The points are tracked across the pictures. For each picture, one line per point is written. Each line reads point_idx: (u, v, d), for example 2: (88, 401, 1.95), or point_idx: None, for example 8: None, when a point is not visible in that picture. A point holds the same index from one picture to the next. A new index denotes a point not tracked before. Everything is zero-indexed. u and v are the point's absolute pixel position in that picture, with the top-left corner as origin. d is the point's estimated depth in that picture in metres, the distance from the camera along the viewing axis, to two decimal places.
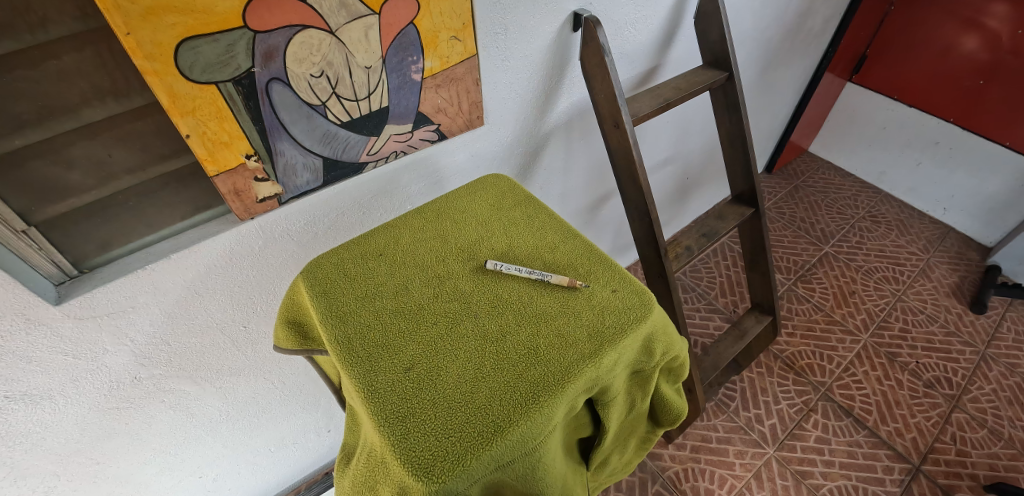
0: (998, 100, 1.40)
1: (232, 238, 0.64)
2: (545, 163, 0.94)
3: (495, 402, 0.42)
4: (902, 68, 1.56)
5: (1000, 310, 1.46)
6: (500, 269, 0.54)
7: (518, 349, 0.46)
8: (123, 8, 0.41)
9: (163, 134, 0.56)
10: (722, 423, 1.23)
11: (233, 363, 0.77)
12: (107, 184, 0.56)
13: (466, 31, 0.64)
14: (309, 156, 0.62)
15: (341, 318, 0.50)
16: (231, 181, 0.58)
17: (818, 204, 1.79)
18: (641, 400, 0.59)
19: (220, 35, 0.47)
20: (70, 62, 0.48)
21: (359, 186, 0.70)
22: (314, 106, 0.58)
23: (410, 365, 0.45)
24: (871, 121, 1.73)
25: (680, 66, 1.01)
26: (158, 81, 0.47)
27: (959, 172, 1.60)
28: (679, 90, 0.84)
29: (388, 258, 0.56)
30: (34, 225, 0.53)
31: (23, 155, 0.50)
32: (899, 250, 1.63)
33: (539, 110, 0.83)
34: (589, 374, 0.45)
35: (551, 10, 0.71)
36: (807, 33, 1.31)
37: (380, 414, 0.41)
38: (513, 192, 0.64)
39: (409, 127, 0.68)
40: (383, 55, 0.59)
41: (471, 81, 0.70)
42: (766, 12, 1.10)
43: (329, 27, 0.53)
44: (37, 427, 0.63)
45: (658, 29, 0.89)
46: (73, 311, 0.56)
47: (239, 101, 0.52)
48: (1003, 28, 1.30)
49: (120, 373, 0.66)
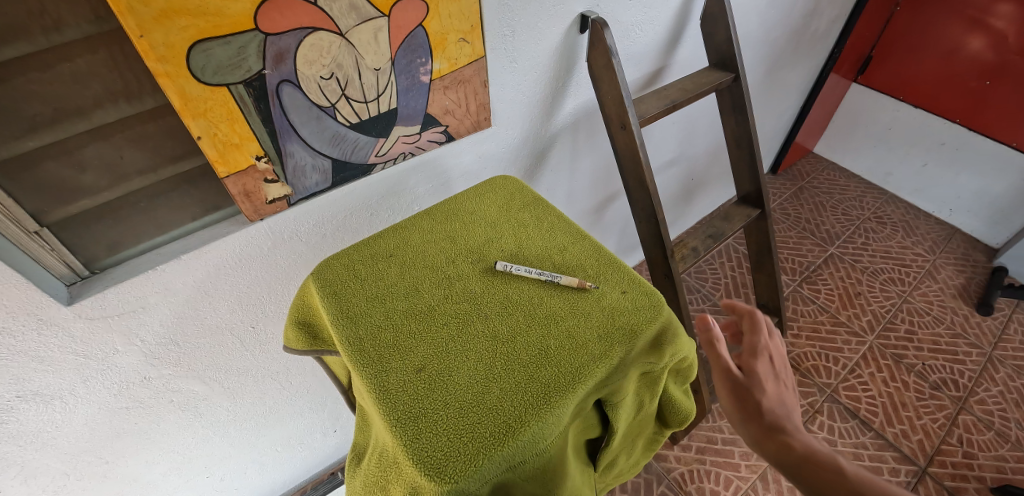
0: (1004, 100, 1.39)
1: (242, 239, 0.64)
2: (552, 164, 0.94)
3: (506, 403, 0.42)
4: (908, 69, 1.56)
5: (1006, 312, 1.46)
6: (510, 271, 0.54)
7: (528, 350, 0.47)
8: (136, 10, 0.42)
9: (174, 135, 0.57)
10: (727, 424, 1.23)
11: (242, 363, 0.77)
12: (118, 185, 0.57)
13: (474, 33, 0.64)
14: (318, 158, 0.62)
15: (352, 319, 0.50)
16: (241, 182, 0.58)
17: (823, 204, 1.78)
18: (649, 401, 0.59)
19: (231, 38, 0.48)
20: (83, 65, 0.48)
21: (368, 188, 0.71)
22: (324, 108, 0.58)
23: (421, 365, 0.45)
24: (876, 121, 1.73)
25: (687, 67, 1.01)
26: (170, 83, 0.47)
27: (965, 173, 1.59)
28: (685, 91, 0.84)
29: (398, 259, 0.56)
30: (47, 225, 0.53)
31: (36, 158, 0.51)
32: (905, 251, 1.62)
33: (546, 111, 0.83)
34: (600, 375, 0.45)
35: (559, 12, 0.71)
36: (813, 33, 1.31)
37: (392, 414, 0.42)
38: (522, 193, 0.65)
39: (418, 128, 0.69)
40: (391, 57, 0.59)
41: (479, 83, 0.70)
42: (772, 13, 1.10)
43: (339, 29, 0.53)
44: (48, 427, 0.64)
45: (665, 30, 0.89)
46: (84, 311, 0.57)
47: (249, 103, 0.53)
48: (1009, 28, 1.29)
49: (130, 372, 0.66)
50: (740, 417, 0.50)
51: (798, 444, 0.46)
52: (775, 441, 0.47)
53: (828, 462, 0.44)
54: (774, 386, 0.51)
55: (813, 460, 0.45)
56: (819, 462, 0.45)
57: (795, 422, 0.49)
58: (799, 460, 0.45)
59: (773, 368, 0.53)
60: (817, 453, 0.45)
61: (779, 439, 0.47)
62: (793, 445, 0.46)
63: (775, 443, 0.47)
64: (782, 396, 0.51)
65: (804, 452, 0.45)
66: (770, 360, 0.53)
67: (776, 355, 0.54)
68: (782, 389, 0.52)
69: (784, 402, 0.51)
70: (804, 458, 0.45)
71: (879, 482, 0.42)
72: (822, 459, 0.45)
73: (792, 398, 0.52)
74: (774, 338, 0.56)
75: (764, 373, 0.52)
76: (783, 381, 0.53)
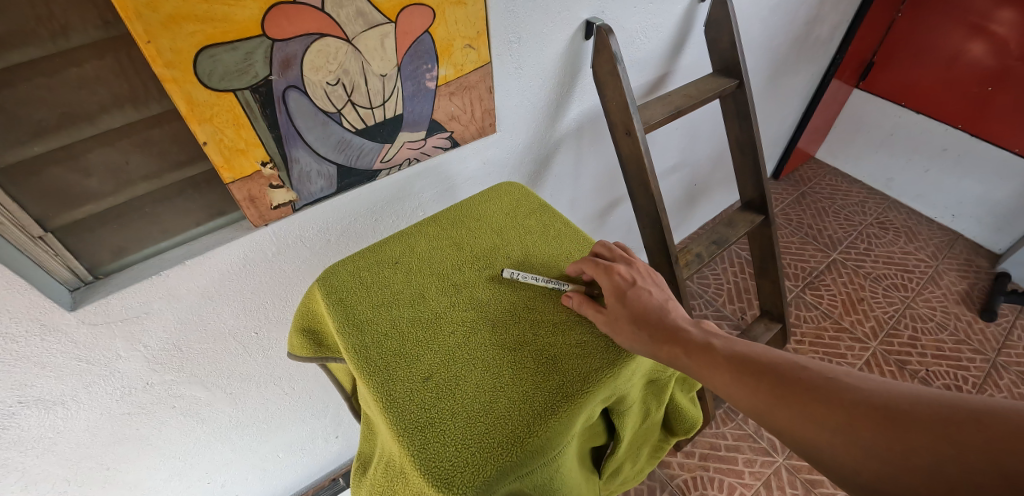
0: (1007, 106, 1.39)
1: (247, 244, 0.64)
2: (555, 170, 0.94)
3: (514, 411, 0.42)
4: (909, 75, 1.56)
5: (1009, 318, 1.45)
6: (517, 278, 0.54)
7: (535, 358, 0.46)
8: (144, 16, 0.42)
9: (179, 141, 0.57)
10: (731, 431, 1.22)
11: (244, 369, 0.77)
12: (123, 190, 0.57)
13: (481, 40, 0.64)
14: (323, 164, 0.62)
15: (358, 326, 0.50)
16: (247, 187, 0.58)
17: (825, 210, 1.78)
18: (655, 409, 0.58)
19: (238, 43, 0.48)
20: (90, 70, 0.48)
21: (371, 193, 0.71)
22: (330, 114, 0.58)
23: (428, 374, 0.45)
24: (878, 127, 1.73)
25: (690, 73, 1.01)
26: (177, 89, 0.47)
27: (967, 179, 1.59)
28: (689, 98, 0.84)
29: (404, 265, 0.56)
30: (51, 230, 0.53)
31: (41, 163, 0.50)
32: (908, 257, 1.62)
33: (550, 117, 0.83)
34: (607, 383, 0.45)
35: (564, 19, 0.71)
36: (815, 39, 1.31)
37: (399, 423, 0.41)
38: (527, 200, 0.65)
39: (423, 134, 0.69)
40: (398, 63, 0.59)
41: (484, 89, 0.70)
42: (775, 19, 1.10)
43: (346, 36, 0.53)
44: (49, 432, 0.63)
45: (669, 37, 0.89)
46: (87, 317, 0.56)
47: (256, 109, 0.53)
48: (1010, 34, 1.30)
49: (132, 378, 0.66)
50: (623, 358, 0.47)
51: (684, 342, 0.45)
52: (664, 350, 0.45)
53: (714, 347, 0.44)
54: (637, 299, 0.49)
55: (702, 354, 0.44)
56: (706, 351, 0.44)
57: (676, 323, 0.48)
58: (688, 354, 0.44)
59: (629, 284, 0.50)
60: (702, 342, 0.45)
61: (665, 346, 0.45)
62: (678, 344, 0.45)
63: (665, 353, 0.45)
64: (648, 300, 0.49)
65: (692, 346, 0.45)
66: (629, 284, 0.50)
67: (623, 269, 0.52)
68: (650, 296, 0.50)
69: (652, 304, 0.49)
70: (691, 349, 0.45)
71: (759, 355, 0.43)
72: (711, 348, 0.44)
73: (661, 297, 0.50)
74: (626, 266, 0.53)
75: (622, 292, 0.49)
76: (644, 287, 0.51)
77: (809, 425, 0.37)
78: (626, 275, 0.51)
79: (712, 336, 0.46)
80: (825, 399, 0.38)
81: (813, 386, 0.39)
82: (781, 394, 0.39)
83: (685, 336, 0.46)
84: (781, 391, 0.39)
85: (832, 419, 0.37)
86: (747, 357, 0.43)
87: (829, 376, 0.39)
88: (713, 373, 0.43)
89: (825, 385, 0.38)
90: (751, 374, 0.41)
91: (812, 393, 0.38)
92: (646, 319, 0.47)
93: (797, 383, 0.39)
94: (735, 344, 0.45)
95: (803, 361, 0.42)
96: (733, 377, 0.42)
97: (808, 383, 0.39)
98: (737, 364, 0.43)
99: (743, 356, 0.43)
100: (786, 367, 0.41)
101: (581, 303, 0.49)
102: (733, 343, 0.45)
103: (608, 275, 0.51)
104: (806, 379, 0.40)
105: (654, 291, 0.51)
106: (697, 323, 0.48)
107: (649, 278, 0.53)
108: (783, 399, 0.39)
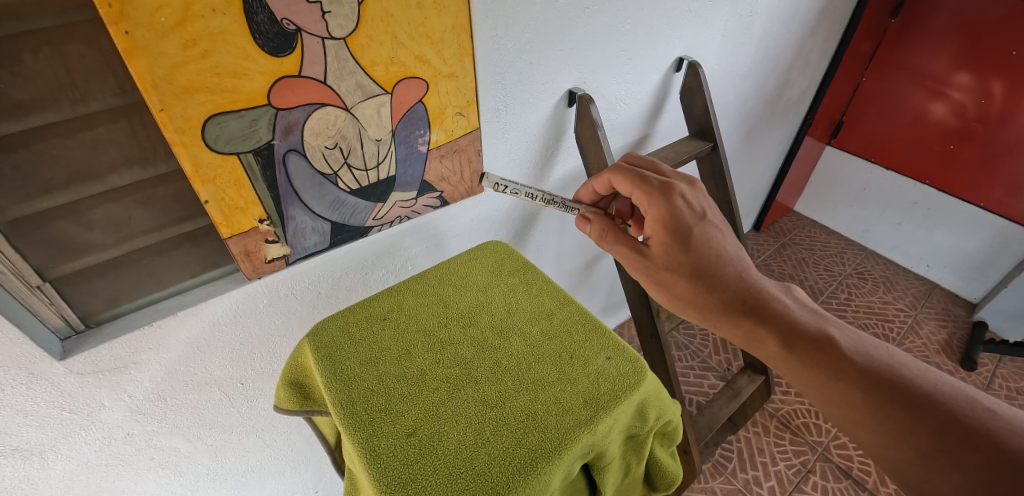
0: (970, 163, 1.48)
1: (239, 296, 0.66)
2: (540, 226, 0.99)
3: (495, 468, 0.43)
4: (877, 134, 1.65)
5: (990, 367, 1.49)
6: (502, 187, 0.65)
7: (517, 415, 0.48)
8: (159, 87, 0.46)
9: (181, 198, 0.59)
10: (720, 485, 1.20)
11: (227, 420, 0.76)
12: (123, 243, 0.58)
13: (470, 107, 0.70)
14: (318, 221, 0.65)
15: (345, 381, 0.51)
16: (243, 242, 0.61)
17: (805, 260, 1.84)
18: (636, 465, 0.59)
19: (245, 111, 0.52)
20: (104, 133, 0.51)
21: (365, 247, 0.74)
22: (326, 175, 0.61)
23: (411, 429, 0.47)
24: (851, 182, 1.82)
25: (668, 135, 1.08)
26: (184, 151, 0.50)
27: (937, 231, 1.67)
28: (667, 159, 0.91)
29: (392, 322, 0.58)
30: (49, 280, 0.55)
31: (46, 217, 0.52)
32: (887, 306, 1.67)
33: (537, 177, 0.89)
34: (585, 441, 0.46)
35: (549, 89, 0.78)
36: (786, 102, 1.40)
37: (381, 480, 0.42)
38: (512, 258, 0.68)
39: (413, 194, 0.72)
40: (393, 129, 0.64)
41: (473, 151, 0.75)
42: (746, 84, 1.18)
43: (345, 104, 0.58)
44: (23, 484, 0.62)
45: (647, 103, 0.96)
46: (76, 366, 0.57)
47: (257, 170, 0.56)
48: (967, 97, 1.40)
49: (115, 428, 0.65)
50: (670, 306, 0.64)
51: (797, 331, 0.57)
52: (751, 331, 0.59)
53: (843, 351, 0.54)
54: (698, 236, 0.62)
55: (806, 351, 0.55)
56: (834, 358, 0.54)
57: (745, 279, 0.61)
58: (807, 354, 0.55)
59: (693, 217, 0.63)
60: (824, 338, 0.56)
61: (767, 334, 0.58)
62: (792, 337, 0.57)
63: (755, 336, 0.59)
64: (706, 236, 0.62)
65: (810, 342, 0.56)
66: (690, 214, 0.63)
67: (685, 192, 0.64)
68: (710, 234, 0.63)
69: (712, 238, 0.62)
70: (808, 346, 0.56)
71: (915, 383, 0.51)
72: (840, 353, 0.54)
73: (725, 240, 0.63)
74: (684, 187, 0.66)
75: (688, 228, 0.62)
76: (706, 220, 0.63)
77: (963, 479, 0.45)
78: (688, 202, 0.64)
79: (832, 330, 0.57)
80: (991, 453, 0.45)
81: (981, 434, 0.46)
82: (934, 438, 0.47)
83: (784, 312, 0.59)
84: (934, 434, 0.48)
85: (994, 478, 0.44)
86: (888, 376, 0.52)
87: (1009, 428, 0.46)
88: (839, 385, 0.53)
89: (997, 434, 0.46)
90: (890, 399, 0.50)
91: (972, 441, 0.46)
92: (716, 277, 0.61)
93: (959, 427, 0.47)
94: (871, 353, 0.54)
95: (972, 401, 0.49)
96: (863, 396, 0.51)
97: (977, 430, 0.47)
98: (871, 382, 0.52)
99: (879, 370, 0.52)
100: (948, 403, 0.49)
101: (604, 228, 0.68)
102: (865, 348, 0.55)
103: (665, 200, 0.63)
104: (970, 425, 0.47)
105: (715, 225, 0.63)
106: (789, 292, 0.62)
107: (704, 197, 0.66)
108: (935, 442, 0.47)
